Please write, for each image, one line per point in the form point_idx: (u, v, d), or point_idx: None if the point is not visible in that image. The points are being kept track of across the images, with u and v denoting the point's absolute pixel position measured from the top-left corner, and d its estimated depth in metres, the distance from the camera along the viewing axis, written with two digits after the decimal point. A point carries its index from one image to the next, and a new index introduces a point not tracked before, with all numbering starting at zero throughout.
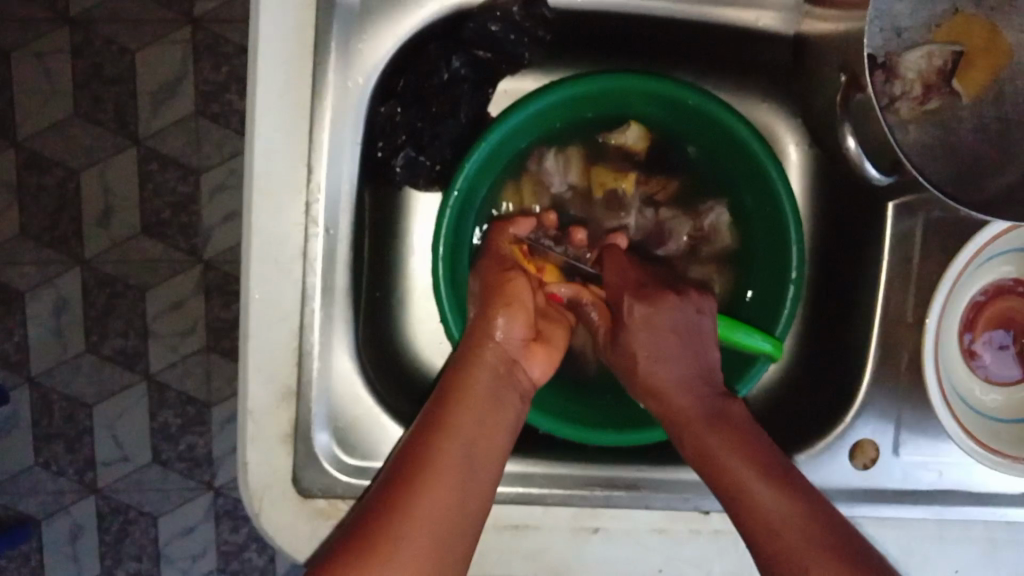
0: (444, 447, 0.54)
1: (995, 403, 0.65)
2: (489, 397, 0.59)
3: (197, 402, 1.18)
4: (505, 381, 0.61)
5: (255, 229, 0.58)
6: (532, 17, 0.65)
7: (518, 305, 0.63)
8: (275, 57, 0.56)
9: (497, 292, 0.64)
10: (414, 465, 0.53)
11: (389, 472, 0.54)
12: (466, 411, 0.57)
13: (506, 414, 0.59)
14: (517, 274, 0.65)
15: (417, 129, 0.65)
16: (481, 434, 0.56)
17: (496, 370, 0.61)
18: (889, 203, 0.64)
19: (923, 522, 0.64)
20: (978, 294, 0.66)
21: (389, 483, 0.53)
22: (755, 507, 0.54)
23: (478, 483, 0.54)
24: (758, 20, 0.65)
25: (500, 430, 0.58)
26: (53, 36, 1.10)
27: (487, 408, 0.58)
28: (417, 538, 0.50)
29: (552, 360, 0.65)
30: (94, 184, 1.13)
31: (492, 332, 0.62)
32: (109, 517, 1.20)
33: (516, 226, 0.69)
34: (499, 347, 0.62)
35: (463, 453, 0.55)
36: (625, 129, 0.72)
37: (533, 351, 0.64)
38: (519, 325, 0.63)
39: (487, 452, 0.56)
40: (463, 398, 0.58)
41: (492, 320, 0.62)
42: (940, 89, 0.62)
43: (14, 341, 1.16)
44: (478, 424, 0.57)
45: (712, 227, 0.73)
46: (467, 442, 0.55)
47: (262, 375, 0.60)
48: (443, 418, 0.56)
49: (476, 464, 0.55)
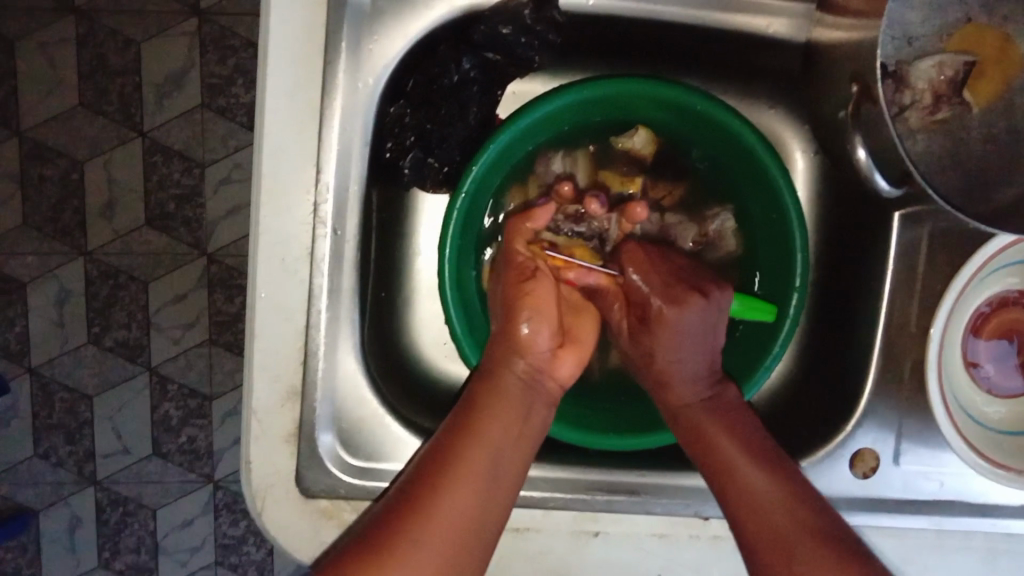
0: (470, 452, 0.55)
1: (997, 415, 0.66)
2: (518, 404, 0.59)
3: (198, 395, 1.18)
4: (531, 386, 0.61)
5: (261, 228, 0.58)
6: (543, 20, 0.64)
7: (541, 312, 0.64)
8: (284, 57, 0.57)
9: (516, 296, 0.64)
10: (439, 466, 0.54)
11: (414, 470, 0.55)
12: (494, 418, 0.58)
13: (533, 421, 0.60)
14: (536, 283, 0.65)
15: (426, 131, 0.65)
16: (508, 443, 0.57)
17: (523, 376, 0.61)
18: (895, 212, 0.64)
19: (923, 531, 0.64)
20: (983, 306, 0.66)
21: (411, 485, 0.53)
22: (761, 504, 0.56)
23: (500, 490, 0.55)
24: (770, 27, 0.64)
25: (527, 439, 0.58)
26: (57, 26, 1.10)
27: (515, 415, 0.59)
28: (432, 542, 0.51)
29: (580, 358, 0.67)
30: (98, 175, 1.12)
31: (519, 339, 0.63)
32: (108, 509, 1.20)
33: (534, 220, 0.66)
34: (526, 358, 0.62)
35: (488, 459, 0.55)
36: (633, 133, 0.71)
37: (560, 353, 0.66)
38: (545, 333, 0.64)
39: (511, 458, 0.57)
40: (492, 403, 0.59)
41: (519, 327, 0.63)
42: (950, 99, 0.62)
43: (16, 331, 1.16)
44: (506, 431, 0.57)
45: (717, 233, 0.73)
46: (495, 448, 0.56)
47: (266, 374, 0.61)
48: (473, 422, 0.57)
49: (501, 472, 0.56)
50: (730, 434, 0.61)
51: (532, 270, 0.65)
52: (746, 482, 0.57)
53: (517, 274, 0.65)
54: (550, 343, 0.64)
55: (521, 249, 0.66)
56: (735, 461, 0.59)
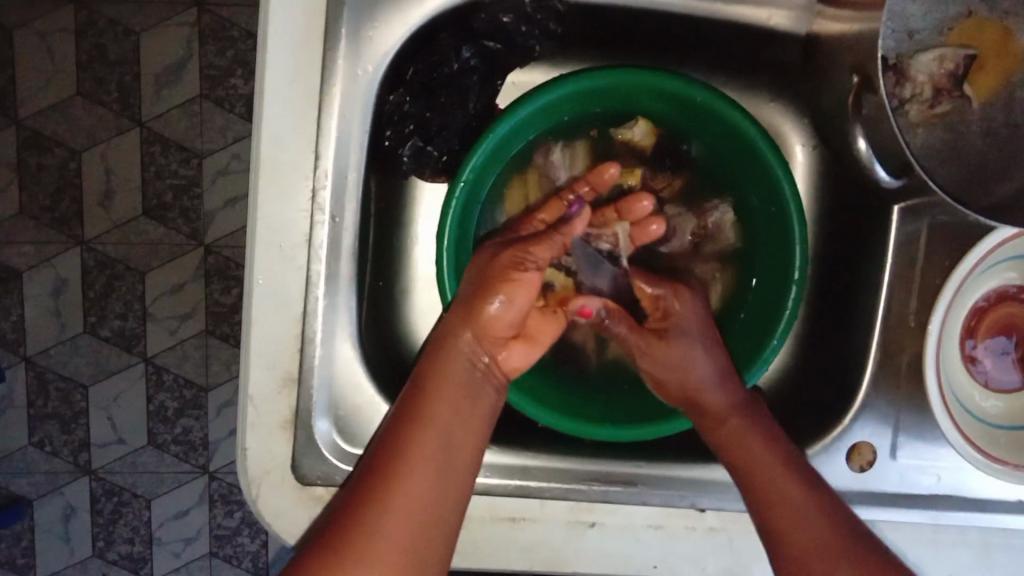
0: (418, 441, 0.54)
1: (995, 409, 0.66)
2: (465, 388, 0.58)
3: (194, 385, 1.18)
4: (481, 371, 0.59)
5: (259, 213, 0.58)
6: (544, 9, 0.65)
7: (517, 297, 0.60)
8: (283, 39, 0.57)
9: (495, 275, 0.60)
10: (391, 452, 0.53)
11: (366, 461, 0.54)
12: (442, 405, 0.56)
13: (484, 400, 0.59)
14: (526, 274, 0.60)
15: (426, 119, 0.65)
16: (458, 428, 0.56)
17: (472, 359, 0.59)
18: (894, 206, 0.64)
19: (918, 526, 0.64)
20: (981, 299, 0.66)
21: (361, 483, 0.52)
22: (778, 499, 0.57)
23: (454, 479, 0.54)
24: (770, 18, 0.65)
25: (477, 421, 0.57)
26: (56, 14, 1.10)
27: (465, 397, 0.57)
28: (392, 536, 0.50)
29: (529, 354, 0.62)
30: (95, 165, 1.12)
31: (482, 318, 0.59)
32: (103, 499, 1.20)
33: (538, 250, 0.62)
34: (479, 333, 0.59)
35: (438, 446, 0.54)
36: (633, 124, 0.71)
37: (512, 343, 0.62)
38: (512, 317, 0.60)
39: (464, 444, 0.56)
40: (439, 383, 0.57)
41: (486, 305, 0.59)
42: (950, 92, 0.62)
43: (11, 320, 1.15)
44: (458, 410, 0.57)
45: (716, 225, 0.74)
46: (445, 429, 0.55)
47: (262, 360, 0.60)
48: (421, 405, 0.56)
49: (453, 460, 0.55)
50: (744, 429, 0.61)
51: (529, 258, 0.61)
52: (762, 475, 0.58)
53: (509, 258, 0.61)
54: (510, 330, 0.61)
55: (541, 255, 0.62)
56: (746, 450, 0.60)
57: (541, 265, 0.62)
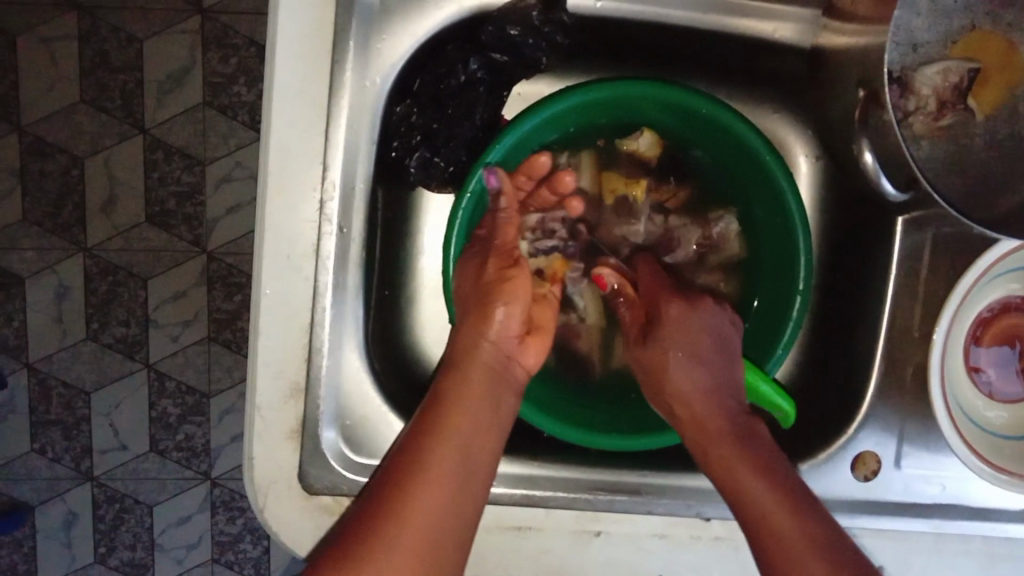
0: (438, 447, 0.54)
1: (999, 420, 0.66)
2: (486, 396, 0.59)
3: (196, 392, 1.18)
4: (500, 381, 0.61)
5: (267, 225, 0.58)
6: (551, 22, 0.65)
7: (517, 297, 0.63)
8: (290, 55, 0.57)
9: (495, 280, 0.63)
10: (410, 467, 0.53)
11: (385, 470, 0.54)
12: (464, 413, 0.57)
13: (502, 412, 0.59)
14: (518, 271, 0.64)
15: (432, 130, 0.65)
16: (477, 436, 0.57)
17: (492, 366, 0.61)
18: (898, 219, 0.65)
19: (922, 535, 0.64)
20: (985, 310, 0.67)
21: (382, 490, 0.52)
22: (763, 509, 0.56)
23: (471, 487, 0.54)
24: (775, 31, 0.65)
25: (496, 429, 0.58)
26: (59, 20, 1.10)
27: (485, 408, 0.58)
28: (410, 542, 0.50)
29: (545, 344, 0.66)
30: (98, 171, 1.12)
31: (493, 324, 0.62)
32: (105, 505, 1.20)
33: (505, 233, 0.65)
34: (493, 339, 0.62)
35: (459, 452, 0.55)
36: (638, 135, 0.72)
37: (527, 340, 0.65)
38: (516, 320, 0.63)
39: (482, 453, 0.56)
40: (459, 392, 0.58)
41: (493, 311, 0.62)
42: (955, 104, 0.62)
43: (14, 327, 1.15)
44: (475, 427, 0.57)
45: (721, 235, 0.74)
46: (462, 454, 0.55)
47: (270, 370, 0.60)
48: (441, 418, 0.56)
49: (471, 468, 0.55)
50: (731, 443, 0.60)
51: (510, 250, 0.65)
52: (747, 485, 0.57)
53: (499, 261, 0.64)
54: (520, 328, 0.64)
55: (512, 237, 0.66)
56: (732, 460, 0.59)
57: (511, 249, 0.65)
